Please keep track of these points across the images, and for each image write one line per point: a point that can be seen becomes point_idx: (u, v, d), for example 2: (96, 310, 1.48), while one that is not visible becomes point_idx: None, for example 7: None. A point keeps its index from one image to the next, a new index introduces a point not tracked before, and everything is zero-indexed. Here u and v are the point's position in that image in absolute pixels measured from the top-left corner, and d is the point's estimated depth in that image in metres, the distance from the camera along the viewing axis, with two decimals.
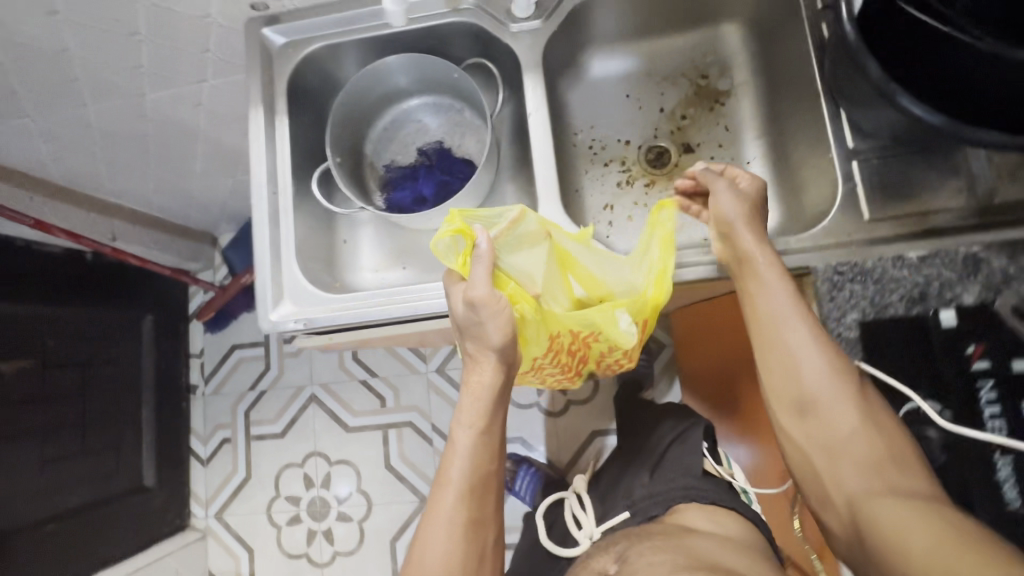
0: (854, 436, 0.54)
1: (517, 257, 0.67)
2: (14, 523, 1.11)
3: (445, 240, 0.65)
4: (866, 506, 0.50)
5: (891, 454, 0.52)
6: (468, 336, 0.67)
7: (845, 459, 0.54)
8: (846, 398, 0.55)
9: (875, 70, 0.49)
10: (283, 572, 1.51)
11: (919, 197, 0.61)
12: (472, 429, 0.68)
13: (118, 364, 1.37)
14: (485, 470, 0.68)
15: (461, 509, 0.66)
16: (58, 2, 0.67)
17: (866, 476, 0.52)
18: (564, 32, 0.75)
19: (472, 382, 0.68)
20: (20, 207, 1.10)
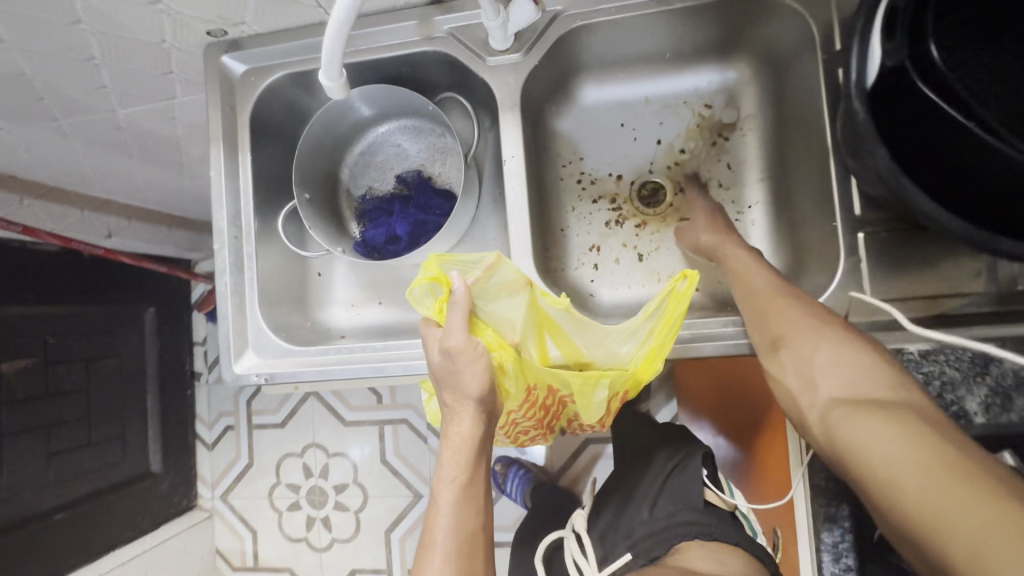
0: (831, 370, 0.52)
1: (495, 305, 0.57)
2: (24, 514, 0.97)
3: (419, 286, 0.55)
4: (843, 414, 0.49)
5: (871, 374, 0.50)
6: (444, 387, 0.52)
7: (824, 380, 0.53)
8: (821, 342, 0.53)
9: (883, 159, 0.45)
10: (284, 557, 1.26)
11: (924, 276, 0.55)
12: (454, 484, 0.49)
13: (122, 358, 1.16)
14: (473, 528, 0.49)
15: (449, 571, 0.47)
16: (16, 55, 0.62)
17: (840, 386, 0.52)
18: (549, 62, 0.68)
19: (451, 437, 0.50)
20: (4, 214, 0.89)
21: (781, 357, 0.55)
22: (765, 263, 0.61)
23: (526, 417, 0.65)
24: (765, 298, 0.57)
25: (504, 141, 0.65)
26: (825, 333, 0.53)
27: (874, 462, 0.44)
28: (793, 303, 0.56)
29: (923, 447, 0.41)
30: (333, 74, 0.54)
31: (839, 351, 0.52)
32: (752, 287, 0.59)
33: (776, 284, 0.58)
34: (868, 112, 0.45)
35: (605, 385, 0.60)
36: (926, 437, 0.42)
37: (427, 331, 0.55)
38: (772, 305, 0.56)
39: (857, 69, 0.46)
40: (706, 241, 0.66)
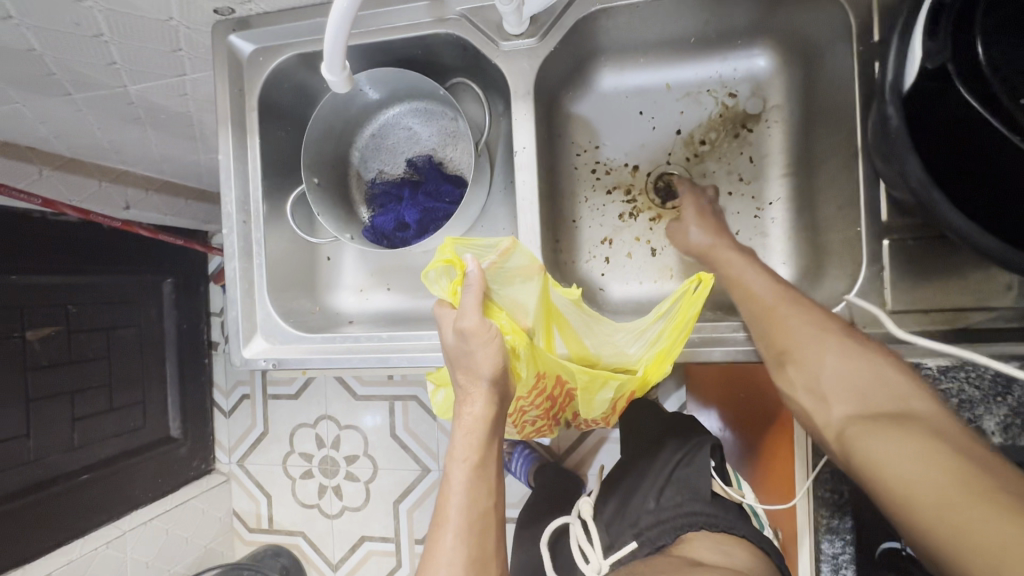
0: (842, 384, 0.51)
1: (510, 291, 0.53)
2: (49, 472, 1.01)
3: (433, 268, 0.52)
4: (859, 431, 0.47)
5: (884, 385, 0.49)
6: (456, 369, 0.48)
7: (836, 397, 0.51)
8: (829, 353, 0.52)
9: (914, 169, 0.42)
10: (297, 522, 1.30)
11: (948, 286, 0.53)
12: (465, 463, 0.47)
13: (141, 327, 1.19)
14: (484, 507, 0.47)
15: (461, 548, 0.45)
16: (33, 40, 0.60)
17: (854, 401, 0.50)
18: (566, 48, 0.65)
19: (463, 417, 0.48)
20: (25, 183, 0.90)
21: (790, 372, 0.54)
22: (758, 266, 0.60)
23: (533, 408, 0.61)
24: (771, 308, 0.56)
25: (516, 132, 0.63)
26: (832, 346, 0.52)
27: (892, 479, 0.42)
28: (796, 314, 0.54)
29: (942, 465, 0.39)
30: (335, 68, 0.55)
31: (846, 363, 0.51)
32: (753, 292, 0.58)
33: (777, 287, 0.57)
34: (902, 117, 0.42)
35: (611, 384, 0.58)
36: (947, 454, 0.40)
37: (440, 313, 0.50)
38: (774, 321, 0.55)
39: (893, 69, 0.43)
40: (698, 243, 0.65)
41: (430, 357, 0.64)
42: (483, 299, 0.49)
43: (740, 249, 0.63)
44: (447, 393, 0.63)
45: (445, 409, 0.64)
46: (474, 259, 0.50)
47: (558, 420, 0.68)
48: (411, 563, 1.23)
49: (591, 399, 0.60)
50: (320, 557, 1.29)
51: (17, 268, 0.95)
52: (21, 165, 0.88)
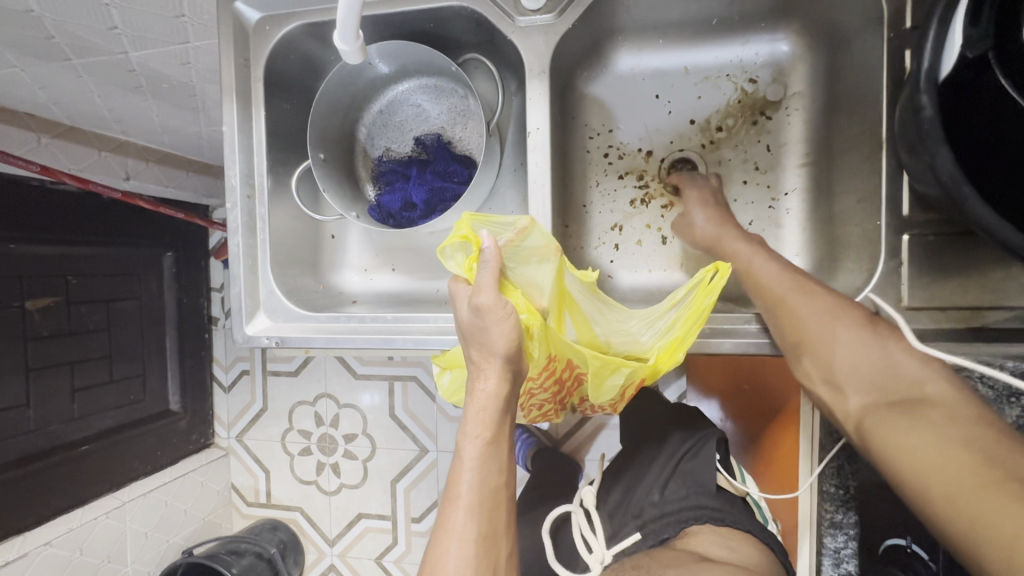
0: (855, 371, 0.51)
1: (524, 271, 0.52)
2: (48, 443, 1.01)
3: (450, 242, 0.51)
4: (877, 420, 0.47)
5: (898, 370, 0.49)
6: (470, 345, 0.47)
7: (852, 386, 0.51)
8: (838, 339, 0.52)
9: (946, 162, 0.41)
10: (295, 497, 1.31)
11: (968, 283, 0.52)
12: (478, 440, 0.46)
13: (140, 299, 1.18)
14: (494, 485, 0.47)
15: (472, 524, 0.45)
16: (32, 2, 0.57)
17: (869, 389, 0.50)
18: (585, 24, 0.63)
19: (476, 394, 0.47)
20: (23, 150, 0.88)
21: (804, 362, 0.54)
22: (764, 253, 0.59)
23: (543, 390, 0.60)
24: (780, 299, 0.55)
25: (530, 112, 0.61)
26: (842, 332, 0.52)
27: (913, 472, 0.42)
28: (806, 304, 0.53)
29: (956, 454, 0.39)
30: (349, 35, 0.54)
31: (858, 350, 0.51)
32: (763, 282, 0.57)
33: (785, 274, 0.57)
34: (936, 108, 0.41)
35: (623, 371, 0.57)
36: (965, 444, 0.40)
37: (454, 288, 0.49)
38: (783, 311, 0.54)
39: (931, 56, 0.41)
40: (705, 234, 0.64)
41: (436, 339, 0.63)
42: (499, 276, 0.48)
43: (748, 237, 0.62)
44: (453, 375, 0.62)
45: (451, 392, 0.64)
46: (491, 235, 0.49)
47: (565, 405, 0.67)
48: (407, 541, 1.24)
49: (601, 382, 0.59)
50: (316, 532, 1.30)
51: (16, 237, 0.93)
52: (18, 130, 0.86)
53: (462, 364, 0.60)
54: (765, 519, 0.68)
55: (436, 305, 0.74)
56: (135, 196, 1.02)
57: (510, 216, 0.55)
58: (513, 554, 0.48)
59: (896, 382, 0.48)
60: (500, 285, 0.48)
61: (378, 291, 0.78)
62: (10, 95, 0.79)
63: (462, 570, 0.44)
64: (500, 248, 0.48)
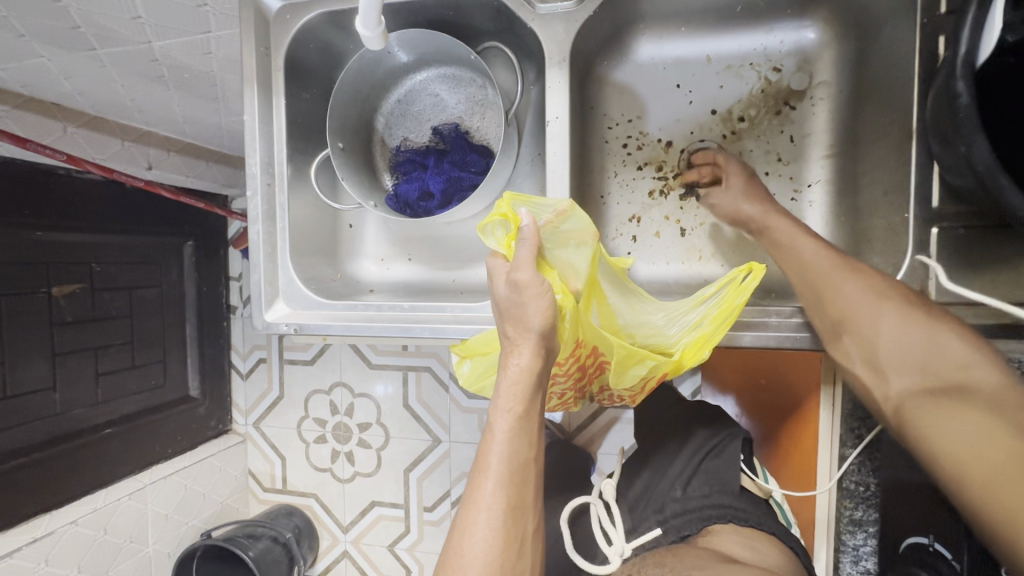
0: (897, 355, 0.48)
1: (562, 255, 0.53)
2: (73, 426, 1.04)
3: (489, 221, 0.53)
4: (920, 410, 0.45)
5: (943, 352, 0.46)
6: (506, 320, 0.49)
7: (894, 369, 0.49)
8: (884, 320, 0.49)
9: (982, 153, 0.39)
10: (310, 484, 1.33)
11: (999, 279, 0.51)
12: (510, 414, 0.47)
13: (161, 287, 1.20)
14: (524, 459, 0.47)
15: (500, 495, 0.46)
16: None
17: (913, 373, 0.47)
18: (606, 11, 0.62)
19: (510, 368, 0.47)
20: (49, 140, 0.90)
21: (845, 344, 0.52)
22: (808, 233, 0.57)
23: (565, 378, 0.60)
24: (824, 274, 0.54)
25: (550, 101, 0.61)
26: (888, 311, 0.49)
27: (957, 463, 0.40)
28: (848, 280, 0.52)
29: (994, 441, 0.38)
30: (371, 21, 0.55)
31: (905, 332, 0.48)
32: (806, 259, 0.56)
33: (826, 255, 0.55)
34: (973, 95, 0.39)
35: (647, 363, 0.57)
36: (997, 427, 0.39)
37: (492, 264, 0.51)
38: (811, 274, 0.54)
39: (970, 38, 0.39)
40: (747, 212, 0.62)
41: (454, 330, 0.63)
42: (537, 255, 0.50)
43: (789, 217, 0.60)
44: (473, 364, 0.62)
45: (471, 381, 0.63)
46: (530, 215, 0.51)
47: (584, 394, 0.67)
48: (419, 530, 1.25)
49: (623, 371, 0.58)
50: (331, 519, 1.32)
51: (42, 224, 0.95)
52: (45, 121, 0.88)
53: (484, 352, 0.61)
54: (788, 521, 0.69)
55: (454, 296, 0.74)
56: (157, 186, 1.04)
57: (548, 200, 0.57)
58: (539, 529, 0.48)
59: (941, 363, 0.46)
60: (537, 263, 0.50)
61: (395, 282, 0.79)
62: (41, 85, 0.81)
63: (489, 539, 0.45)
64: (538, 227, 0.50)
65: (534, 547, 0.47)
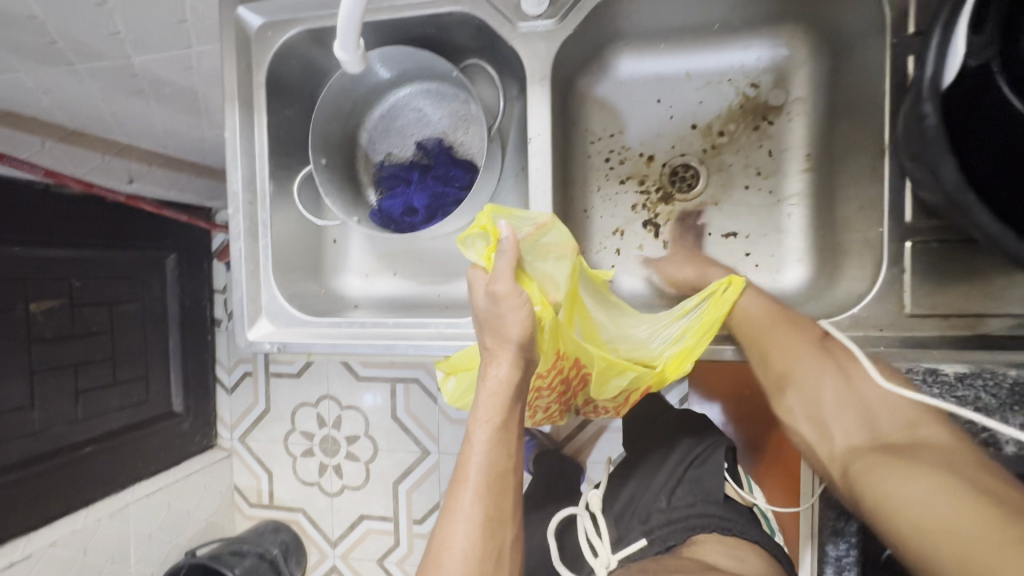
0: (841, 413, 0.53)
1: (543, 267, 0.54)
2: (53, 445, 1.02)
3: (469, 232, 0.53)
4: (865, 466, 0.47)
5: (888, 414, 0.51)
6: (485, 332, 0.49)
7: (838, 427, 0.53)
8: (826, 378, 0.54)
9: (950, 172, 0.41)
10: (297, 499, 1.31)
11: (971, 291, 0.52)
12: (488, 425, 0.47)
13: (144, 302, 1.18)
14: (503, 470, 0.47)
15: (479, 506, 0.46)
16: (36, 9, 0.57)
17: (857, 431, 0.52)
18: (585, 30, 0.63)
19: (488, 379, 0.48)
20: (27, 154, 0.89)
21: (789, 398, 0.57)
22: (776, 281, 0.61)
23: (549, 392, 0.59)
24: (764, 332, 0.57)
25: (532, 118, 0.62)
26: (830, 372, 0.54)
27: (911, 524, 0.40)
28: (794, 337, 0.56)
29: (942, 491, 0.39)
30: (350, 45, 0.56)
31: (844, 392, 0.53)
32: (749, 314, 0.58)
33: (768, 308, 0.58)
34: (940, 116, 0.41)
35: (628, 374, 0.58)
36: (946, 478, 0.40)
37: (472, 277, 0.52)
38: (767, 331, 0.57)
39: (935, 62, 0.41)
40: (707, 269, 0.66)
41: (439, 346, 0.63)
42: (516, 267, 0.50)
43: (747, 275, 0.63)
44: (458, 381, 0.62)
45: (456, 398, 0.63)
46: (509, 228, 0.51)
47: (569, 407, 0.67)
48: (409, 543, 1.24)
49: (604, 381, 0.59)
50: (319, 534, 1.30)
51: (20, 240, 0.94)
52: (23, 135, 0.87)
53: (467, 368, 0.61)
54: (772, 530, 0.70)
55: (439, 310, 0.74)
56: (138, 200, 1.03)
57: (528, 212, 0.58)
58: (518, 539, 0.48)
59: (889, 423, 0.50)
60: (516, 275, 0.50)
61: (380, 296, 0.78)
62: (18, 100, 0.80)
63: (467, 550, 0.45)
64: (517, 240, 0.50)
65: (512, 559, 0.47)
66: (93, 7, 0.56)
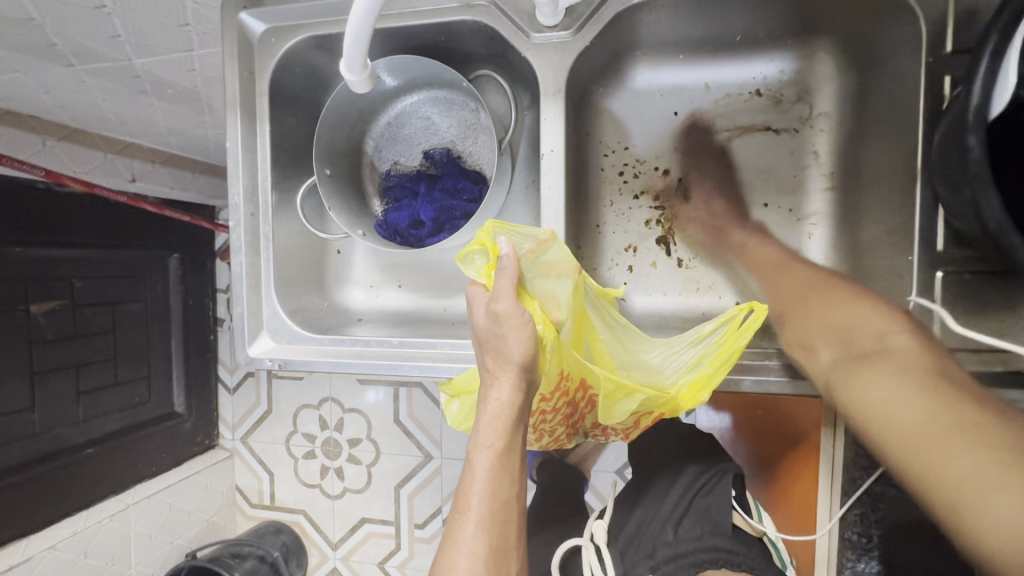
0: (829, 333, 0.52)
1: (543, 284, 0.52)
2: (53, 446, 1.00)
3: (469, 250, 0.52)
4: (847, 376, 0.47)
5: (866, 329, 0.49)
6: (486, 353, 0.47)
7: (823, 343, 0.52)
8: (816, 309, 0.54)
9: (994, 209, 0.38)
10: (298, 501, 1.30)
11: (1003, 325, 0.50)
12: (490, 450, 0.45)
13: (146, 302, 1.17)
14: (505, 497, 0.45)
15: (482, 537, 0.44)
16: (33, 10, 0.55)
17: (840, 346, 0.50)
18: (602, 40, 0.61)
19: (490, 403, 0.46)
20: (28, 153, 0.87)
21: (788, 331, 0.56)
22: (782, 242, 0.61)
23: (554, 415, 0.58)
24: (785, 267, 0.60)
25: (544, 133, 0.59)
26: (819, 304, 0.54)
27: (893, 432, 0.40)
28: (806, 274, 0.58)
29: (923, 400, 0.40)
30: (355, 65, 0.54)
31: (833, 318, 0.52)
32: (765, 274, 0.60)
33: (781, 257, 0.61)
34: (985, 149, 0.38)
35: (636, 397, 0.55)
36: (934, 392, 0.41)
37: (471, 294, 0.50)
38: (785, 273, 0.59)
39: (982, 89, 0.38)
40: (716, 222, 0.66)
41: (444, 367, 0.61)
42: (517, 285, 0.49)
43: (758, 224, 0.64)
44: (461, 404, 0.60)
45: (460, 420, 0.61)
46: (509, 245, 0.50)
47: (576, 430, 0.65)
48: (410, 547, 1.23)
49: (611, 406, 0.56)
50: (320, 535, 1.29)
51: (21, 240, 0.92)
52: (23, 134, 0.85)
53: (470, 391, 0.58)
54: (784, 562, 0.68)
55: (445, 325, 0.73)
56: (140, 200, 1.01)
57: (530, 230, 0.56)
58: (522, 571, 0.46)
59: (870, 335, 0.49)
60: (517, 293, 0.49)
61: (384, 308, 0.76)
62: (19, 99, 0.78)
63: None
64: (518, 257, 0.49)
65: None
66: (91, 10, 0.54)
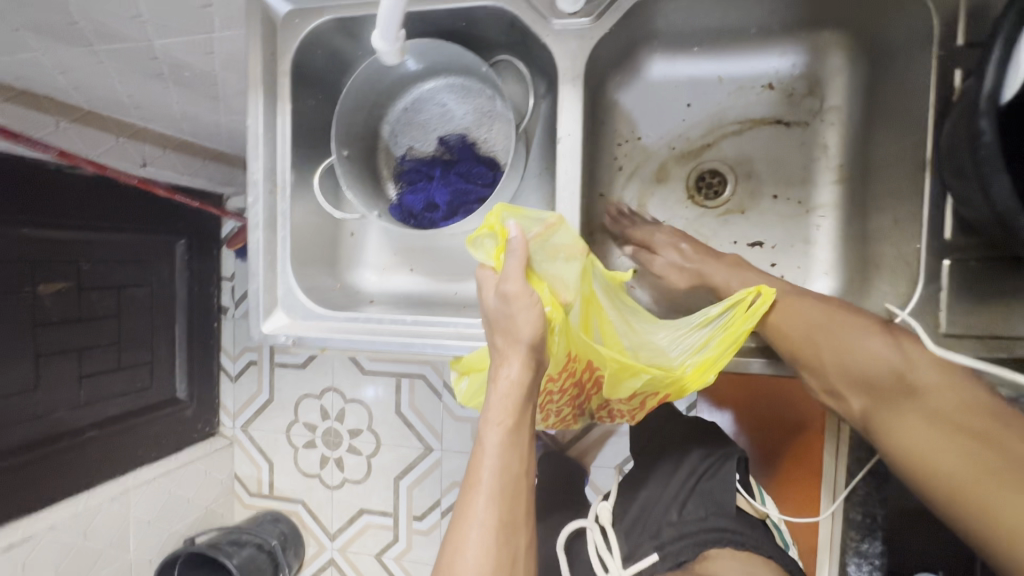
0: (844, 375, 0.54)
1: (552, 267, 0.53)
2: (56, 428, 1.01)
3: (479, 233, 0.53)
4: (884, 421, 0.52)
5: (877, 366, 0.52)
6: (496, 333, 0.48)
7: (848, 389, 0.55)
8: (825, 349, 0.55)
9: (1003, 191, 0.39)
10: (297, 490, 1.31)
11: (1009, 311, 0.52)
12: (500, 427, 0.46)
13: (152, 287, 1.18)
14: (515, 474, 0.46)
15: (492, 511, 0.45)
16: None
17: (861, 388, 0.54)
18: (620, 29, 0.62)
19: (500, 381, 0.47)
20: (43, 134, 0.88)
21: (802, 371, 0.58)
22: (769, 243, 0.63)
23: (560, 395, 0.59)
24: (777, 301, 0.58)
25: (562, 118, 0.60)
26: (827, 342, 0.54)
27: (946, 487, 0.47)
28: (802, 303, 0.57)
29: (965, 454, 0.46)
30: (389, 35, 0.55)
31: (845, 359, 0.54)
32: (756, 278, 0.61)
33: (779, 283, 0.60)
34: (997, 133, 0.39)
35: (642, 376, 0.56)
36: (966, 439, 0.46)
37: (481, 276, 0.51)
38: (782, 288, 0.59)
39: (996, 76, 0.39)
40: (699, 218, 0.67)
41: (456, 345, 0.62)
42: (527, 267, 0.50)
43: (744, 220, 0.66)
44: (470, 381, 0.62)
45: (469, 398, 0.63)
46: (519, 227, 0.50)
47: (582, 411, 0.66)
48: (408, 538, 1.23)
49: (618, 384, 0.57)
50: (317, 525, 1.30)
51: (31, 221, 0.93)
52: (36, 114, 0.84)
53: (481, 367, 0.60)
54: (786, 543, 0.69)
55: (455, 309, 0.74)
56: (152, 184, 1.02)
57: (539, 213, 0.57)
58: (531, 546, 0.47)
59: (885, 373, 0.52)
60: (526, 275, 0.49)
61: (395, 291, 0.77)
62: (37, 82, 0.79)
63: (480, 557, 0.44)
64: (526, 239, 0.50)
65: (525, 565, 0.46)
66: None
